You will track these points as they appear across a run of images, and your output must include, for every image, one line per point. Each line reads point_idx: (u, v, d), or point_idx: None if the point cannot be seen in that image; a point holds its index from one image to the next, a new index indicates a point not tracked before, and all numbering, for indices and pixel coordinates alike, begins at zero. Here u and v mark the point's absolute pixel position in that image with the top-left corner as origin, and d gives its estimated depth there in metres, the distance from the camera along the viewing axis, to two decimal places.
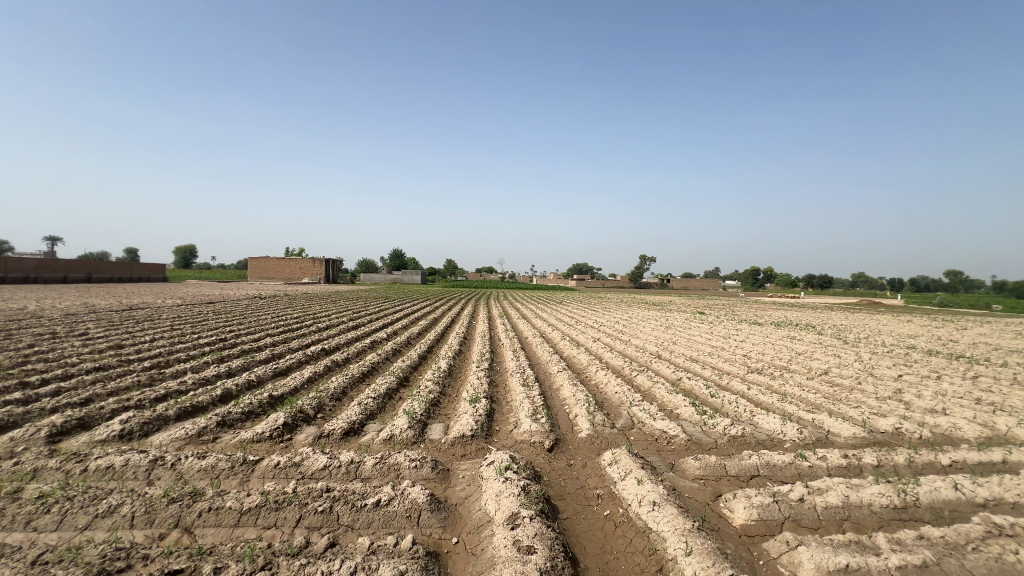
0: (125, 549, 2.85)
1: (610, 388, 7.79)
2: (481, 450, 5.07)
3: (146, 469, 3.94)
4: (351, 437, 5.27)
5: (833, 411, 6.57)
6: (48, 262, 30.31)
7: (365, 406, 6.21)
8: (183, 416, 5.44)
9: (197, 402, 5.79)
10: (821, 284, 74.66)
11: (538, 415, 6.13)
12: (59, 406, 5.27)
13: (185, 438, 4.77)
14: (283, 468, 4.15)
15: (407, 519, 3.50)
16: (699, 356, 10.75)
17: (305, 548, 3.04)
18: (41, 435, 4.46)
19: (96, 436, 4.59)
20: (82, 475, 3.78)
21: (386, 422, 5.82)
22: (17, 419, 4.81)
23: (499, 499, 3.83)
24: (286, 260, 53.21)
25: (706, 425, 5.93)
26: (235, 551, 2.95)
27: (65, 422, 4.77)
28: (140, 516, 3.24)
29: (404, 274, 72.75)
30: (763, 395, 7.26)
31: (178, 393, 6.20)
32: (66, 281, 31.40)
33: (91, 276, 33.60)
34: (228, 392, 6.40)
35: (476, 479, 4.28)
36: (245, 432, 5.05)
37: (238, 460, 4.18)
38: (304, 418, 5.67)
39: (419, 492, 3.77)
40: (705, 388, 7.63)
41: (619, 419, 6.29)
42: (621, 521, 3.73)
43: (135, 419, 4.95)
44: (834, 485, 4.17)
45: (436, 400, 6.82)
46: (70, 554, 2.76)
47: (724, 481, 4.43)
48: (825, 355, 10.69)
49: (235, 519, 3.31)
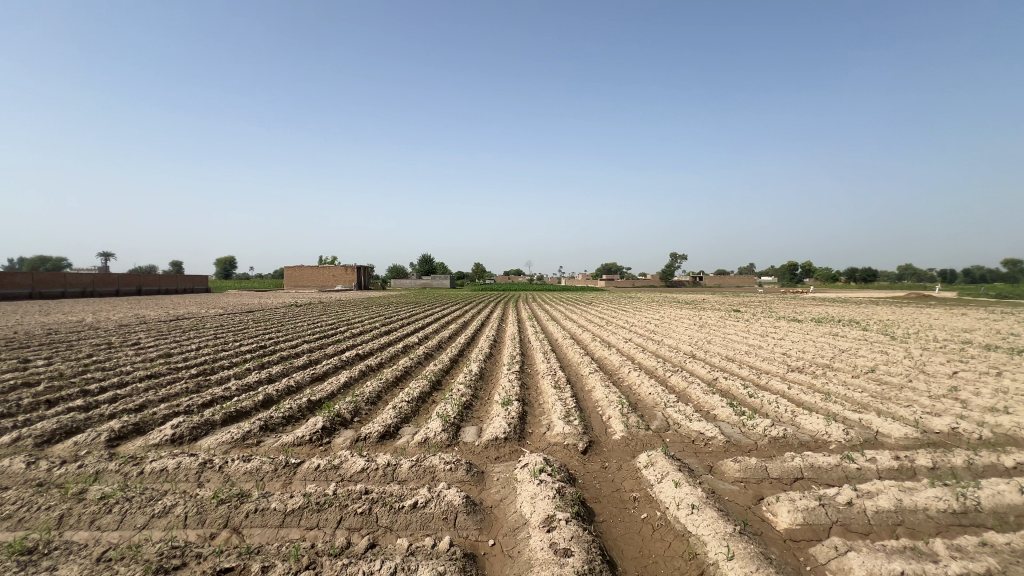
0: (180, 547, 3.00)
1: (643, 389, 7.69)
2: (515, 452, 5.08)
3: (196, 472, 4.13)
4: (387, 439, 5.38)
5: (882, 410, 6.27)
6: (102, 275, 32.28)
7: (399, 409, 6.32)
8: (229, 421, 5.67)
9: (241, 407, 6.04)
10: (866, 278, 71.11)
11: (571, 417, 6.10)
12: (117, 411, 5.59)
13: (231, 441, 4.97)
14: (322, 471, 4.28)
15: (444, 521, 3.54)
16: (735, 354, 10.49)
17: (346, 548, 3.12)
18: (101, 439, 4.75)
19: (150, 440, 4.84)
20: (139, 478, 4.01)
21: (420, 425, 5.92)
22: (79, 424, 5.14)
23: (534, 501, 3.83)
24: (321, 269, 54.98)
25: (745, 426, 5.77)
26: (280, 551, 3.05)
27: (122, 427, 5.06)
28: (193, 516, 3.40)
29: (433, 279, 73.64)
30: (805, 394, 7.01)
31: (223, 398, 6.48)
32: (119, 293, 33.32)
33: (142, 287, 35.57)
34: (269, 397, 6.64)
35: (510, 481, 4.29)
36: (286, 435, 5.23)
37: (281, 463, 4.33)
38: (342, 422, 5.83)
39: (455, 494, 3.81)
40: (744, 388, 7.40)
41: (654, 421, 6.17)
42: (659, 524, 3.66)
43: (185, 424, 5.20)
44: (884, 488, 3.97)
45: (468, 403, 6.88)
46: (131, 552, 2.92)
47: (766, 484, 4.29)
48: (872, 353, 10.15)
49: (280, 520, 3.43)
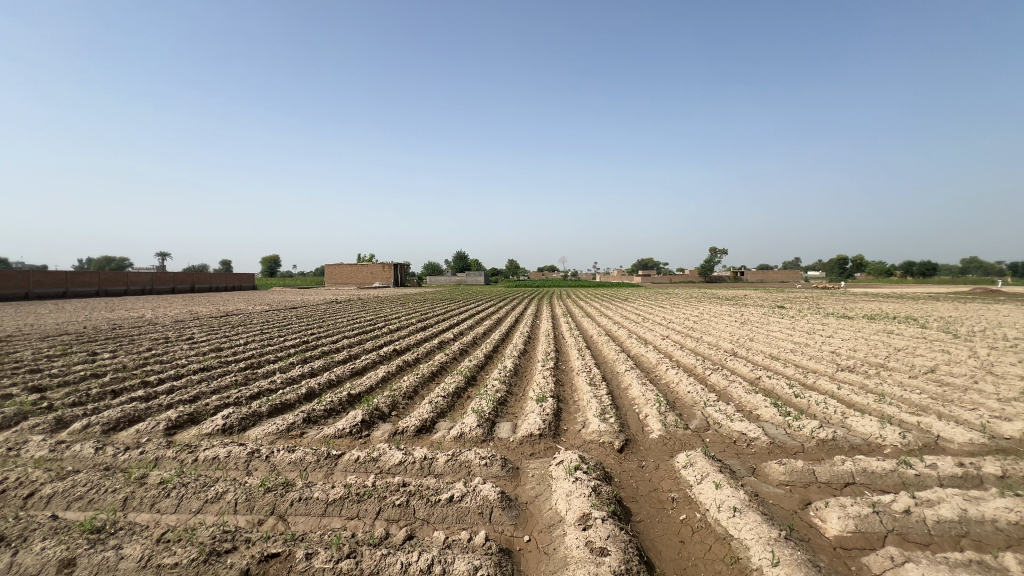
0: (231, 531, 3.15)
1: (682, 387, 7.49)
2: (550, 449, 5.07)
3: (245, 460, 4.34)
4: (424, 433, 5.47)
5: (943, 414, 5.86)
6: (160, 275, 34.26)
7: (435, 404, 6.41)
8: (275, 412, 5.92)
9: (286, 400, 6.30)
10: (925, 273, 66.60)
11: (606, 415, 6.01)
12: (174, 402, 5.94)
13: (277, 432, 5.19)
14: (362, 463, 4.40)
15: (480, 516, 3.57)
16: (779, 352, 10.07)
17: (385, 539, 3.20)
18: (160, 428, 5.06)
19: (203, 430, 5.12)
20: (194, 464, 4.25)
21: (456, 420, 5.98)
22: (141, 413, 5.49)
23: (570, 499, 3.80)
24: (360, 266, 56.52)
25: (791, 427, 5.53)
26: (323, 539, 3.15)
27: (178, 416, 5.37)
28: (242, 503, 3.57)
29: (468, 278, 74.25)
30: (856, 394, 6.64)
31: (269, 391, 6.77)
32: (175, 291, 35.23)
33: (195, 287, 37.66)
34: (312, 391, 6.87)
35: (546, 478, 4.27)
36: (328, 428, 5.40)
37: (323, 454, 4.49)
38: (380, 415, 5.97)
39: (490, 489, 3.83)
40: (789, 388, 7.10)
41: (693, 420, 6.01)
42: (699, 526, 3.57)
43: (235, 415, 5.47)
44: (946, 497, 3.71)
45: (503, 399, 6.90)
46: (187, 534, 3.09)
47: (814, 489, 4.09)
48: (931, 351, 9.54)
49: (323, 509, 3.55)
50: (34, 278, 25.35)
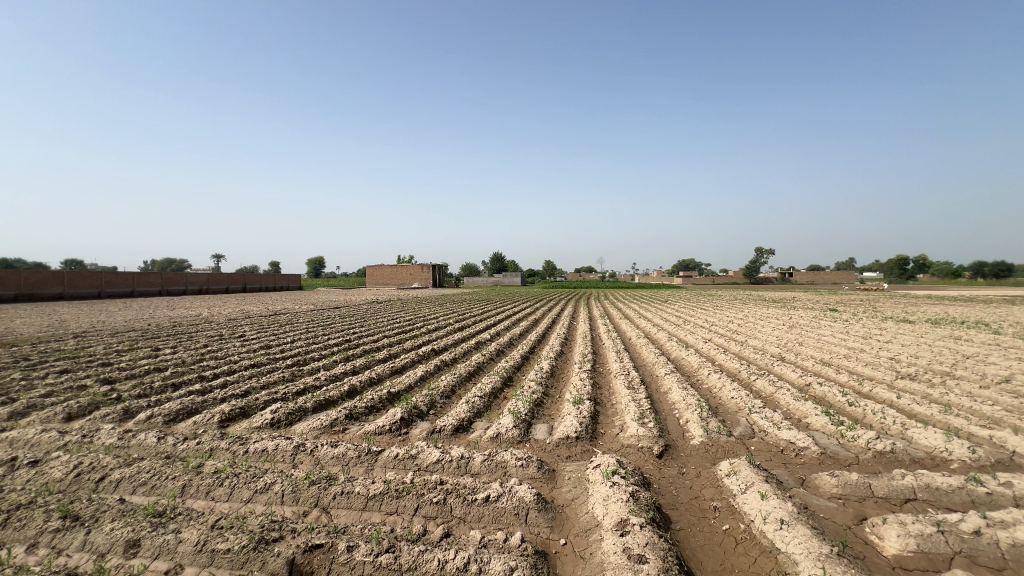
0: (278, 521, 3.30)
1: (725, 393, 7.23)
2: (586, 452, 5.01)
3: (292, 453, 4.53)
4: (461, 433, 5.53)
5: (1019, 428, 5.37)
6: (216, 275, 36.41)
7: (472, 404, 6.48)
8: (319, 408, 6.15)
9: (330, 396, 6.53)
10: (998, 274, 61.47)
11: (645, 419, 5.88)
12: (227, 396, 6.28)
13: (321, 427, 5.39)
14: (401, 459, 4.50)
15: (515, 516, 3.57)
16: (832, 358, 9.53)
17: (423, 536, 3.26)
18: (215, 420, 5.36)
19: (254, 423, 5.38)
20: (246, 456, 4.47)
21: (492, 420, 6.02)
22: (198, 405, 5.84)
23: (607, 504, 3.74)
24: (399, 267, 57.87)
25: (844, 438, 5.22)
26: (364, 532, 3.24)
27: (231, 410, 5.67)
28: (289, 494, 3.73)
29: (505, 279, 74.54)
30: (919, 405, 6.19)
31: (313, 387, 7.05)
32: (228, 291, 37.28)
33: (246, 287, 39.69)
34: (354, 388, 7.10)
35: (582, 482, 4.23)
36: (369, 424, 5.56)
37: (364, 449, 4.62)
38: (418, 413, 6.09)
39: (526, 491, 3.83)
40: (843, 396, 6.72)
41: (737, 427, 5.79)
42: (743, 538, 3.43)
43: (282, 410, 5.72)
44: (1023, 519, 3.40)
45: (539, 401, 6.88)
46: (238, 522, 3.25)
47: (870, 503, 3.85)
48: (1006, 359, 8.77)
49: (364, 504, 3.66)
50: (105, 278, 27.42)
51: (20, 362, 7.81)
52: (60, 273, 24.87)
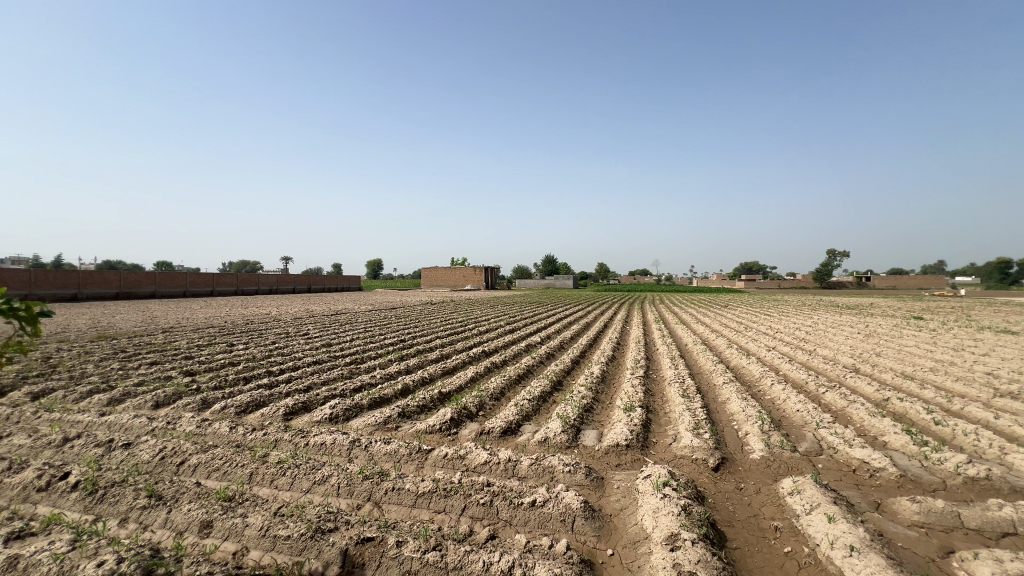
0: (334, 513, 3.46)
1: (789, 405, 6.78)
2: (637, 461, 4.88)
3: (348, 448, 4.75)
4: (509, 435, 5.56)
5: None
6: (285, 276, 39.09)
7: (520, 407, 6.50)
8: (374, 405, 6.41)
9: (384, 394, 6.78)
10: None
11: (701, 430, 5.63)
12: (291, 390, 6.69)
13: (376, 424, 5.60)
14: (450, 459, 4.58)
15: (562, 523, 3.54)
16: (915, 371, 8.68)
17: (469, 536, 3.30)
18: (280, 413, 5.72)
19: (314, 417, 5.68)
20: (307, 448, 4.74)
21: (540, 424, 6.00)
22: (265, 398, 6.26)
23: (656, 516, 3.61)
24: (453, 269, 59.20)
25: (928, 460, 4.74)
26: (412, 529, 3.33)
27: (294, 404, 6.03)
28: (344, 487, 3.90)
29: (557, 281, 74.11)
30: (1022, 427, 5.50)
31: (369, 385, 7.35)
32: (295, 291, 39.86)
33: (311, 287, 42.21)
34: (407, 387, 7.33)
35: (632, 491, 4.12)
36: (420, 423, 5.71)
37: (415, 447, 4.76)
38: (468, 414, 6.19)
39: (573, 497, 3.78)
40: (928, 413, 6.09)
41: (802, 442, 5.41)
42: (806, 562, 3.20)
43: (340, 406, 6.01)
44: None
45: (589, 406, 6.77)
46: (298, 511, 3.44)
47: (959, 535, 3.46)
48: None
49: (413, 501, 3.76)
50: (190, 278, 30.12)
51: (119, 353, 8.74)
52: (152, 273, 27.59)
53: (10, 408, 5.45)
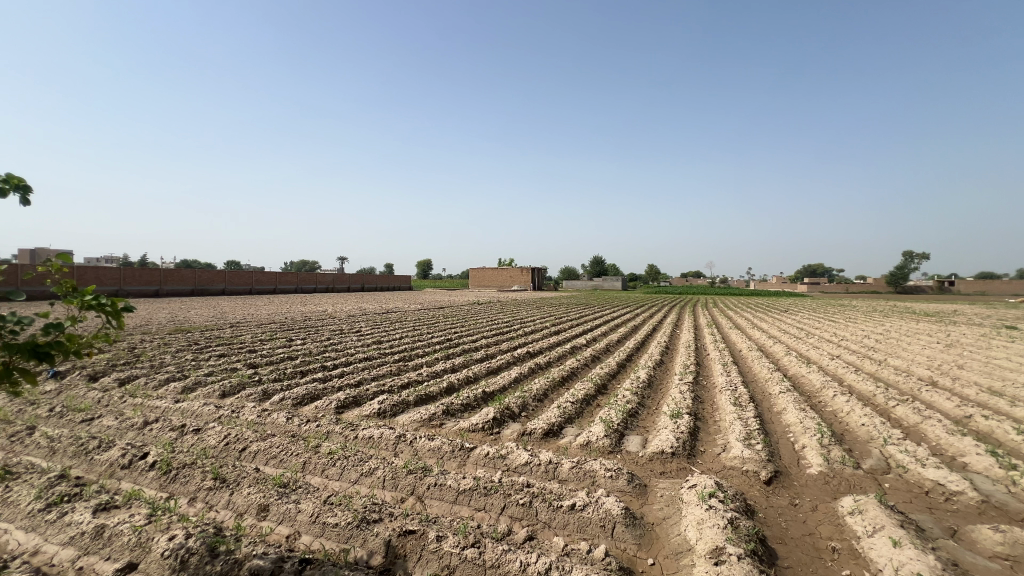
0: (379, 504, 3.59)
1: (854, 418, 6.32)
2: (683, 470, 4.73)
3: (394, 442, 4.92)
4: (551, 437, 5.55)
5: None
6: (341, 275, 40.99)
7: (563, 409, 6.47)
8: (420, 401, 6.60)
9: (430, 392, 6.96)
10: None
11: (752, 440, 5.38)
12: (343, 385, 7.02)
13: (421, 420, 5.77)
14: (491, 458, 4.64)
15: (601, 529, 3.49)
16: (1005, 386, 7.83)
17: (507, 536, 3.33)
18: (332, 406, 6.01)
19: (363, 412, 5.93)
20: (356, 441, 4.95)
21: (583, 427, 5.94)
22: (319, 391, 6.60)
23: (700, 528, 3.49)
24: (500, 270, 59.73)
25: (1016, 486, 4.28)
26: (453, 525, 3.40)
27: (346, 398, 6.32)
28: (389, 480, 4.05)
29: (605, 283, 72.96)
30: None
31: (416, 382, 7.58)
32: (350, 289, 41.69)
33: (365, 285, 44.01)
34: (451, 385, 7.49)
35: (676, 501, 4.00)
36: (463, 421, 5.82)
37: (458, 445, 4.85)
38: (510, 414, 6.23)
39: (613, 503, 3.72)
40: (1018, 434, 5.49)
41: (867, 459, 5.03)
42: None
43: (388, 401, 6.23)
44: None
45: (634, 411, 6.63)
46: (345, 500, 3.61)
47: None
48: None
49: (455, 497, 3.84)
50: (257, 276, 32.23)
51: (192, 345, 9.51)
52: (223, 272, 29.76)
53: (100, 392, 6.07)
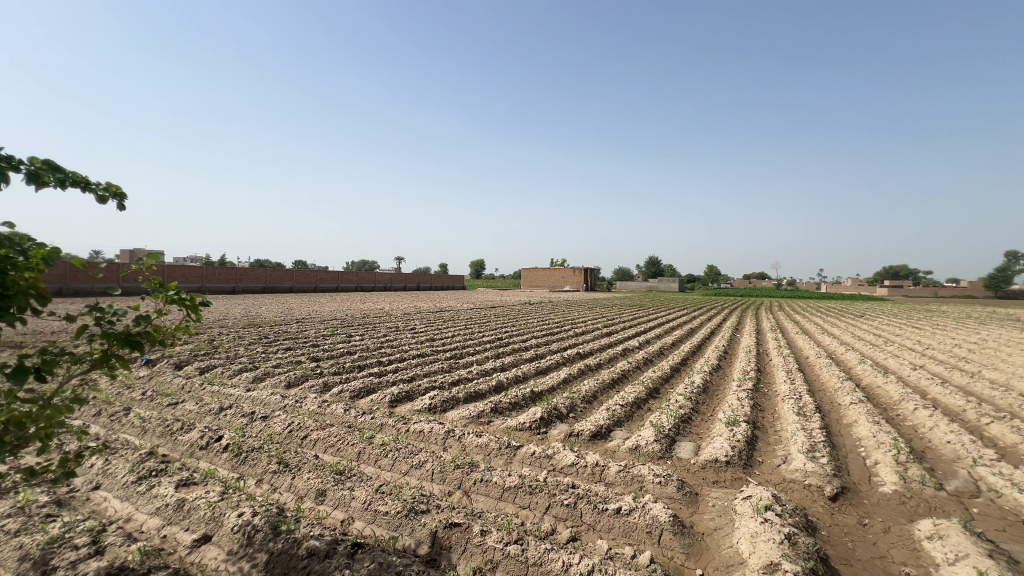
0: (427, 496, 3.71)
1: (937, 435, 5.75)
2: (738, 480, 4.52)
3: (443, 438, 5.05)
4: (599, 439, 5.48)
5: None
6: (398, 274, 42.62)
7: (612, 411, 6.36)
8: (469, 398, 6.74)
9: (479, 389, 7.09)
10: None
11: (817, 453, 5.04)
12: (397, 380, 7.31)
13: (469, 417, 5.89)
14: (538, 457, 4.66)
15: (648, 535, 3.41)
16: None
17: (551, 535, 3.34)
18: (386, 400, 6.28)
19: (415, 406, 6.14)
20: (407, 434, 5.14)
21: (632, 431, 5.82)
22: (375, 385, 6.90)
23: (754, 541, 3.33)
24: (552, 271, 59.58)
25: None
26: (497, 521, 3.46)
27: (399, 392, 6.56)
28: (437, 473, 4.18)
29: (661, 283, 70.94)
30: None
31: (466, 379, 7.74)
32: (406, 289, 43.26)
33: (420, 284, 45.46)
34: (500, 384, 7.58)
35: (728, 511, 3.83)
36: (511, 420, 5.88)
37: (505, 443, 4.91)
38: (558, 414, 6.22)
39: (661, 509, 3.62)
40: None
41: (952, 480, 4.57)
42: None
43: (438, 397, 6.42)
44: None
45: (687, 417, 6.40)
46: (396, 490, 3.76)
47: None
48: None
49: (500, 493, 3.90)
50: (321, 276, 34.16)
51: (263, 339, 10.26)
52: (290, 271, 31.82)
53: (184, 379, 6.69)
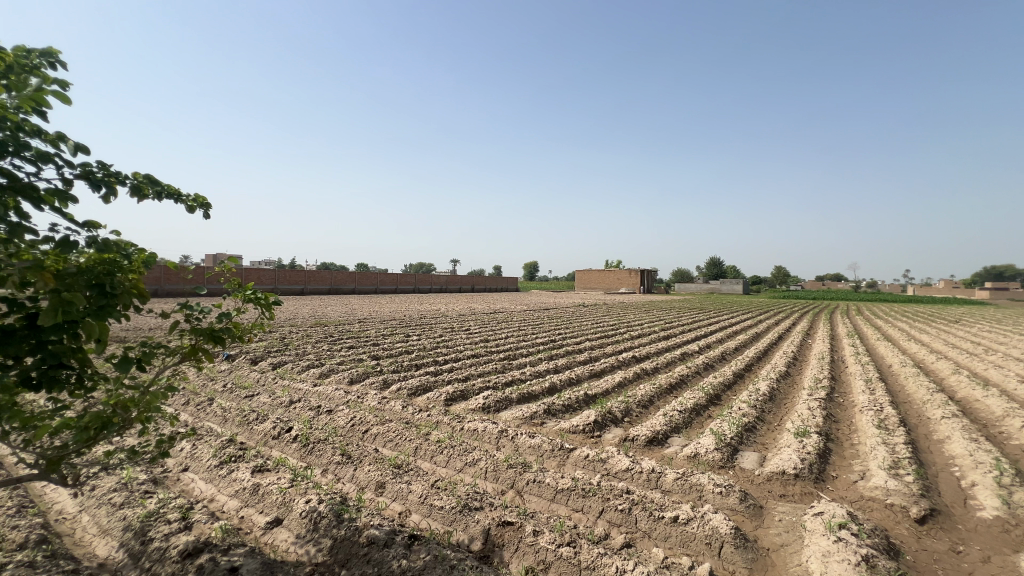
0: (480, 494, 3.78)
1: None
2: (808, 494, 4.22)
3: (497, 437, 5.11)
4: (655, 445, 5.33)
5: None
6: (453, 276, 43.59)
7: (670, 417, 6.15)
8: (522, 399, 6.78)
9: (533, 391, 7.10)
10: None
11: (901, 470, 4.61)
12: (452, 379, 7.47)
13: (523, 418, 5.91)
14: (591, 461, 4.60)
15: (707, 546, 3.28)
16: None
17: (604, 540, 3.29)
18: (442, 398, 6.44)
19: (470, 405, 6.26)
20: (462, 432, 5.25)
21: (691, 438, 5.61)
22: (431, 384, 7.10)
23: (826, 560, 3.10)
24: (607, 273, 58.54)
25: None
26: (549, 522, 3.46)
27: (454, 391, 6.71)
28: (491, 472, 4.23)
29: (723, 284, 67.73)
30: None
31: (519, 380, 7.79)
32: (461, 290, 44.20)
33: (474, 286, 46.24)
34: (554, 385, 7.56)
35: (797, 527, 3.60)
36: (564, 422, 5.84)
37: (558, 445, 4.88)
38: (613, 418, 6.11)
39: (722, 521, 3.46)
40: None
41: None
42: None
43: (492, 397, 6.50)
44: None
45: (751, 425, 6.07)
46: (450, 486, 3.86)
47: None
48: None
49: (553, 495, 3.89)
50: (381, 278, 35.60)
51: (328, 337, 10.86)
52: (353, 273, 33.42)
53: (259, 373, 7.23)
